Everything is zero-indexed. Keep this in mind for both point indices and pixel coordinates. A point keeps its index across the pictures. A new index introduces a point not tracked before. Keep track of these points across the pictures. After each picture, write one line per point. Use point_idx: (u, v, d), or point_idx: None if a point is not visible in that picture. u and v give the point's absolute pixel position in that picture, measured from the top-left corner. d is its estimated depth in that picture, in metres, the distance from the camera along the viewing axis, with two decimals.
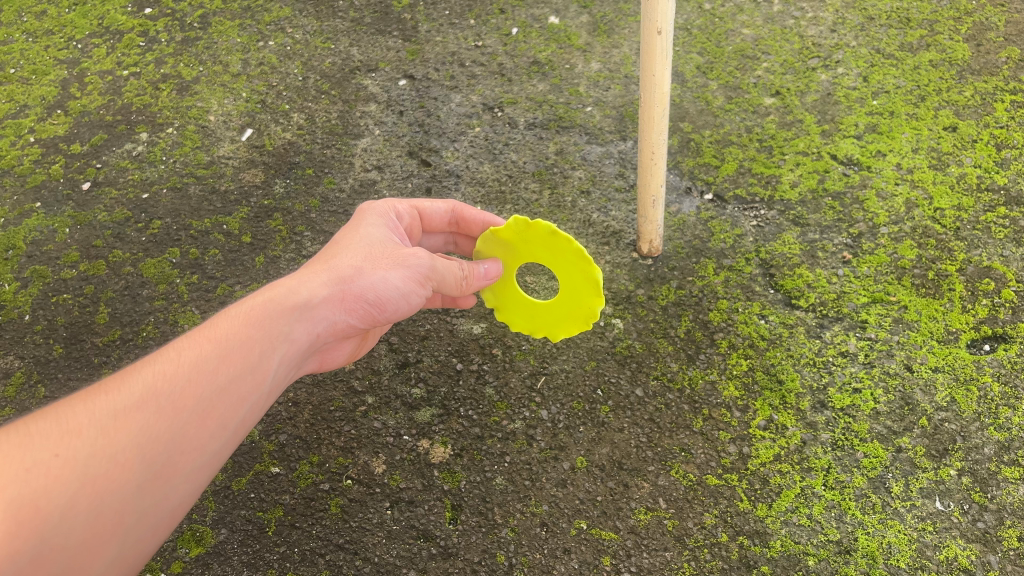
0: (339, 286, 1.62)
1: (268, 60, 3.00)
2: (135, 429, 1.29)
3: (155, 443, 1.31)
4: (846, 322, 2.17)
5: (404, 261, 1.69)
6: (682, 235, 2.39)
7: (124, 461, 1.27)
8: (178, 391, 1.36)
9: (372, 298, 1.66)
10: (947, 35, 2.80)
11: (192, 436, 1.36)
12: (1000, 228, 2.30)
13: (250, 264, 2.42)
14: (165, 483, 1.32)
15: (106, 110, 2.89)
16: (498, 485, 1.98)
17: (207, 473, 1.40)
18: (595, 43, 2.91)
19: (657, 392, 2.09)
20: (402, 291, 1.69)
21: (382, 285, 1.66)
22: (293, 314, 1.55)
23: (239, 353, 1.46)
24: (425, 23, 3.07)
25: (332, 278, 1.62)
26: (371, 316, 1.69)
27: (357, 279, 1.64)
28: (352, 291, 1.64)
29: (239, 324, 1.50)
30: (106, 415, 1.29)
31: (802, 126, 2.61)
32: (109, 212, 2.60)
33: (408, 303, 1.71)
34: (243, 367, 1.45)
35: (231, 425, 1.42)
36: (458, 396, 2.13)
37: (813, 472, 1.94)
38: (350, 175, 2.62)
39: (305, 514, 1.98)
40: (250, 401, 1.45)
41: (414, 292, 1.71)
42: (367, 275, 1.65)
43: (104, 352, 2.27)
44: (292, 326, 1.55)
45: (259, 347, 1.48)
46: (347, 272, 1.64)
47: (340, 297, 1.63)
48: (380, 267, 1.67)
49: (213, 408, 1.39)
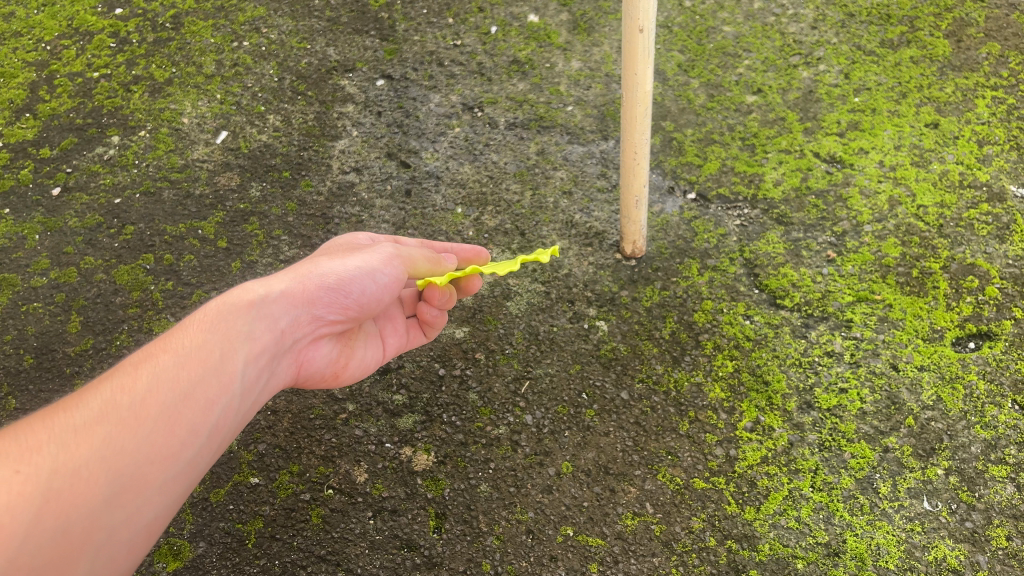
0: (296, 279, 1.62)
1: (243, 61, 2.94)
2: (96, 442, 1.26)
3: (120, 455, 1.28)
4: (831, 322, 2.16)
5: (359, 248, 1.73)
6: (666, 235, 2.37)
7: (88, 475, 1.24)
8: (138, 401, 1.33)
9: (334, 282, 1.65)
10: (928, 31, 2.80)
11: (159, 445, 1.33)
12: (983, 225, 2.30)
13: (226, 270, 2.37)
14: (136, 495, 1.29)
15: (76, 113, 2.82)
16: (483, 492, 1.95)
17: (182, 482, 1.37)
18: (575, 42, 2.88)
19: (642, 395, 2.06)
20: (364, 270, 1.69)
21: (341, 268, 1.67)
22: (252, 312, 1.53)
23: (199, 357, 1.42)
24: (403, 22, 3.02)
25: (289, 275, 1.63)
26: (339, 303, 1.67)
27: (314, 269, 1.65)
28: (311, 281, 1.64)
29: (197, 330, 1.46)
30: (65, 432, 1.25)
31: (785, 123, 2.59)
32: (80, 218, 2.54)
33: (374, 282, 1.71)
34: (205, 370, 1.42)
35: (202, 430, 1.39)
36: (441, 402, 2.09)
37: (801, 473, 1.92)
38: (328, 177, 2.58)
39: (286, 525, 1.93)
40: (219, 404, 1.42)
41: (378, 270, 1.72)
42: (323, 265, 1.66)
43: (77, 362, 2.22)
44: (252, 324, 1.52)
45: (219, 348, 1.45)
46: (303, 268, 1.66)
47: (300, 289, 1.62)
48: (335, 256, 1.70)
49: (178, 414, 1.36)
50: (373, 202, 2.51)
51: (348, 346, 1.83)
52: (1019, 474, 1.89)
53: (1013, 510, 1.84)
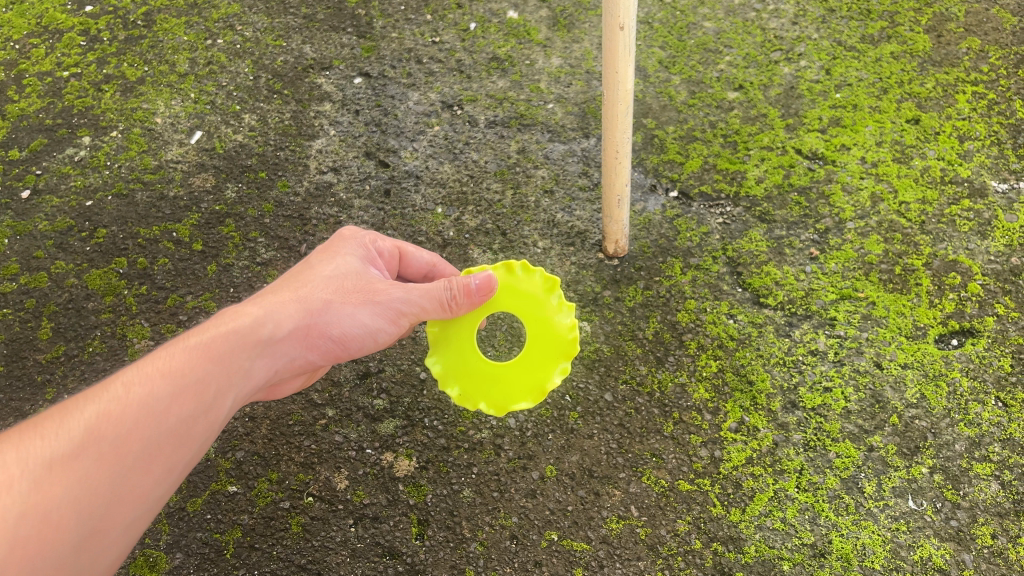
0: (304, 320, 1.59)
1: (217, 59, 2.89)
2: (73, 483, 1.25)
3: (93, 498, 1.28)
4: (814, 320, 2.14)
5: (376, 298, 1.64)
6: (648, 234, 2.35)
7: (59, 520, 1.23)
8: (124, 438, 1.32)
9: (336, 334, 1.62)
10: (908, 26, 2.79)
11: (136, 485, 1.34)
12: (965, 221, 2.30)
13: (201, 273, 2.33)
14: (103, 537, 1.31)
15: (45, 113, 2.76)
16: (466, 497, 1.92)
17: (148, 518, 1.39)
18: (555, 38, 2.85)
19: (626, 397, 2.04)
20: (368, 328, 1.64)
21: (349, 322, 1.62)
22: (254, 349, 1.52)
23: (194, 393, 1.42)
24: (380, 19, 2.98)
25: (300, 311, 1.59)
26: (335, 352, 1.65)
27: (325, 313, 1.61)
28: (318, 325, 1.60)
29: (195, 358, 1.45)
30: (42, 466, 1.24)
31: (766, 120, 2.58)
32: (50, 221, 2.48)
33: (375, 339, 1.67)
34: (196, 408, 1.42)
35: (179, 468, 1.41)
36: (422, 406, 2.06)
37: (786, 474, 1.91)
38: (305, 177, 2.53)
39: (266, 534, 1.90)
40: (200, 442, 1.43)
41: (383, 330, 1.66)
42: (335, 309, 1.62)
43: (48, 370, 2.17)
44: (252, 361, 1.51)
45: (215, 386, 1.45)
46: (316, 304, 1.61)
47: (304, 330, 1.59)
48: (349, 303, 1.63)
49: (161, 453, 1.37)
50: (351, 202, 2.47)
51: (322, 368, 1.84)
52: (1003, 472, 1.89)
53: (997, 508, 1.84)
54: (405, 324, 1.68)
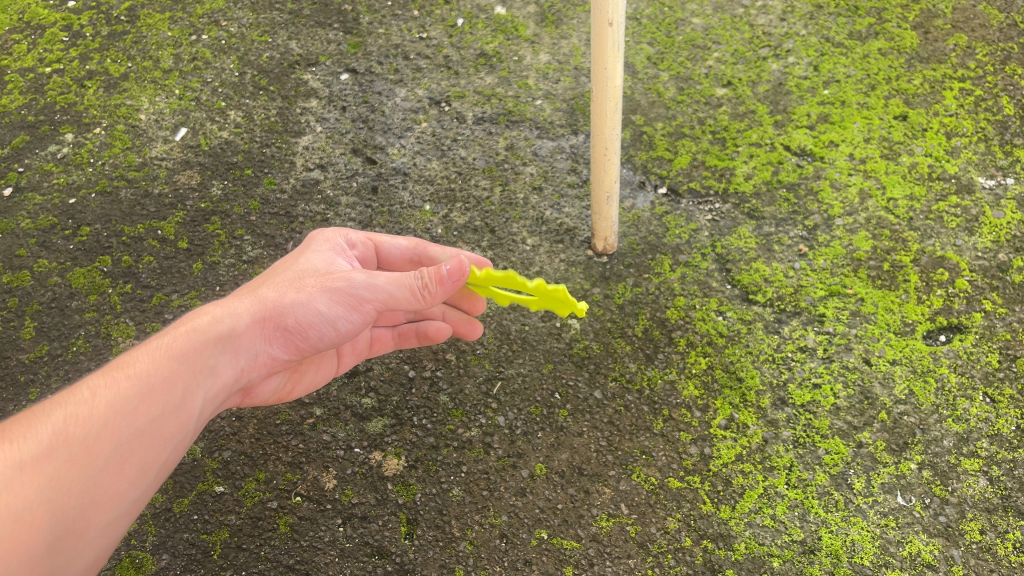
0: (262, 313, 1.59)
1: (202, 55, 2.86)
2: (44, 482, 1.28)
3: (66, 498, 1.30)
4: (803, 317, 2.14)
5: (333, 284, 1.61)
6: (637, 231, 2.34)
7: (33, 519, 1.26)
8: (92, 437, 1.35)
9: (293, 323, 1.61)
10: (895, 23, 2.79)
11: (107, 485, 1.36)
12: (952, 217, 2.30)
13: (187, 272, 2.30)
14: (76, 538, 1.33)
15: (27, 110, 2.72)
16: (455, 496, 1.91)
17: (124, 520, 1.41)
18: (543, 34, 2.84)
19: (616, 394, 2.04)
20: (328, 316, 1.62)
21: (306, 310, 1.60)
22: (216, 347, 1.53)
23: (161, 391, 1.44)
24: (367, 14, 2.96)
25: (256, 304, 1.60)
26: (296, 344, 1.64)
27: (281, 304, 1.60)
28: (274, 317, 1.60)
29: (160, 358, 1.47)
30: (13, 467, 1.27)
31: (755, 116, 2.58)
32: (33, 219, 2.45)
33: (336, 328, 1.64)
34: (164, 406, 1.44)
35: (151, 469, 1.43)
36: (411, 405, 2.05)
37: (775, 471, 1.91)
38: (292, 175, 2.51)
39: (253, 535, 1.88)
40: (171, 443, 1.45)
41: (343, 317, 1.63)
42: (291, 300, 1.60)
43: (31, 369, 2.15)
44: (215, 360, 1.53)
45: (181, 385, 1.47)
46: (271, 298, 1.61)
47: (262, 324, 1.59)
48: (305, 290, 1.61)
49: (131, 452, 1.39)
50: (339, 199, 2.45)
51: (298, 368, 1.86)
52: (991, 467, 1.89)
53: (986, 504, 1.85)
54: (369, 310, 1.64)
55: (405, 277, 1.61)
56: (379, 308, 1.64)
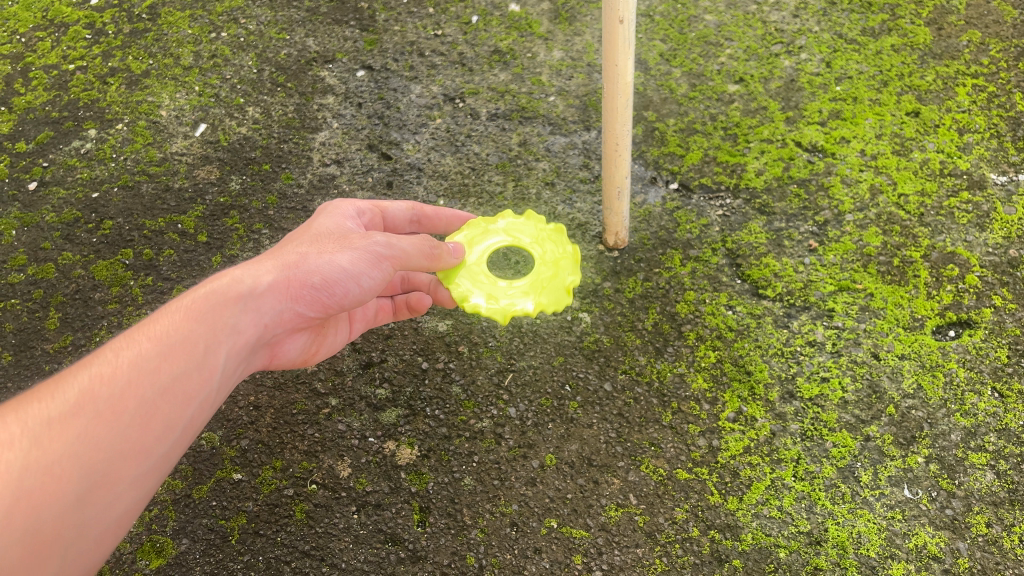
0: (283, 272, 1.61)
1: (221, 52, 2.91)
2: (71, 437, 1.31)
3: (95, 452, 1.33)
4: (813, 311, 2.16)
5: (352, 243, 1.66)
6: (648, 226, 2.37)
7: (61, 473, 1.29)
8: (117, 394, 1.37)
9: (319, 282, 1.63)
10: (909, 19, 2.80)
11: (134, 440, 1.38)
12: (963, 213, 2.31)
13: (206, 265, 2.35)
14: (106, 491, 1.34)
15: (52, 106, 2.78)
16: (467, 485, 1.94)
17: (154, 475, 1.43)
18: (557, 31, 2.86)
19: (626, 386, 2.07)
20: (351, 272, 1.65)
21: (330, 267, 1.63)
22: (237, 305, 1.54)
23: (182, 349, 1.46)
24: (383, 12, 3.00)
25: (278, 265, 1.61)
26: (322, 301, 1.66)
27: (303, 264, 1.62)
28: (298, 276, 1.62)
29: (180, 318, 1.49)
30: (40, 424, 1.31)
31: (767, 112, 2.59)
32: (57, 212, 2.51)
33: (360, 284, 1.67)
34: (186, 364, 1.46)
35: (178, 425, 1.44)
36: (424, 396, 2.09)
37: (783, 463, 1.93)
38: (309, 170, 2.55)
39: (270, 521, 1.93)
40: (196, 399, 1.46)
41: (366, 273, 1.67)
42: (313, 259, 1.63)
43: (56, 359, 2.20)
44: (236, 318, 1.54)
45: (203, 343, 1.48)
46: (293, 258, 1.63)
47: (285, 283, 1.61)
48: (326, 250, 1.65)
49: (156, 409, 1.41)
50: (354, 194, 2.49)
51: (320, 330, 1.90)
52: (998, 461, 1.90)
53: (992, 497, 1.86)
54: (387, 267, 1.69)
55: (421, 241, 1.72)
56: (396, 264, 1.70)
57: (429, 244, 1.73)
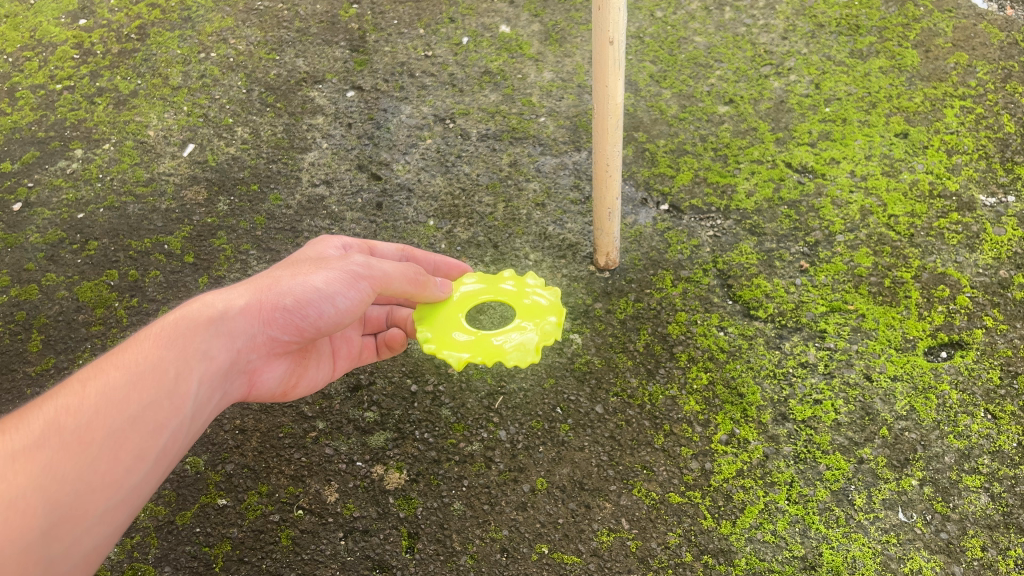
0: (257, 295, 1.61)
1: (210, 72, 2.90)
2: (36, 470, 1.28)
3: (61, 484, 1.30)
4: (804, 332, 2.15)
5: (327, 264, 1.67)
6: (639, 247, 2.36)
7: (25, 508, 1.25)
8: (84, 425, 1.35)
9: (291, 302, 1.62)
10: (896, 42, 2.82)
11: (103, 472, 1.35)
12: (953, 234, 2.31)
13: (193, 286, 2.32)
14: (74, 526, 1.31)
15: (38, 126, 2.76)
16: (456, 510, 1.91)
17: (125, 508, 1.40)
18: (547, 52, 2.87)
19: (617, 409, 2.04)
20: (325, 292, 1.64)
21: (302, 288, 1.63)
22: (208, 330, 1.54)
23: (152, 377, 1.44)
24: (373, 33, 3.00)
25: (251, 289, 1.62)
26: (295, 324, 1.65)
27: (276, 286, 1.63)
28: (271, 298, 1.62)
29: (150, 347, 1.48)
30: (4, 457, 1.27)
31: (756, 134, 2.60)
32: (42, 233, 2.48)
33: (336, 304, 1.66)
34: (157, 393, 1.44)
35: (149, 455, 1.42)
36: (413, 419, 2.06)
37: (776, 486, 1.91)
38: (297, 191, 2.54)
39: (255, 547, 1.89)
40: (168, 428, 1.44)
41: (341, 293, 1.66)
42: (286, 281, 1.63)
43: (37, 382, 2.16)
44: (207, 344, 1.54)
45: (173, 370, 1.47)
46: (266, 282, 1.64)
47: (258, 306, 1.62)
48: (300, 272, 1.65)
49: (126, 438, 1.38)
50: (343, 214, 2.47)
51: (302, 361, 1.87)
52: (993, 484, 1.88)
53: (987, 521, 1.84)
54: (365, 288, 1.68)
55: (404, 266, 1.73)
56: (376, 286, 1.70)
57: (412, 271, 1.73)
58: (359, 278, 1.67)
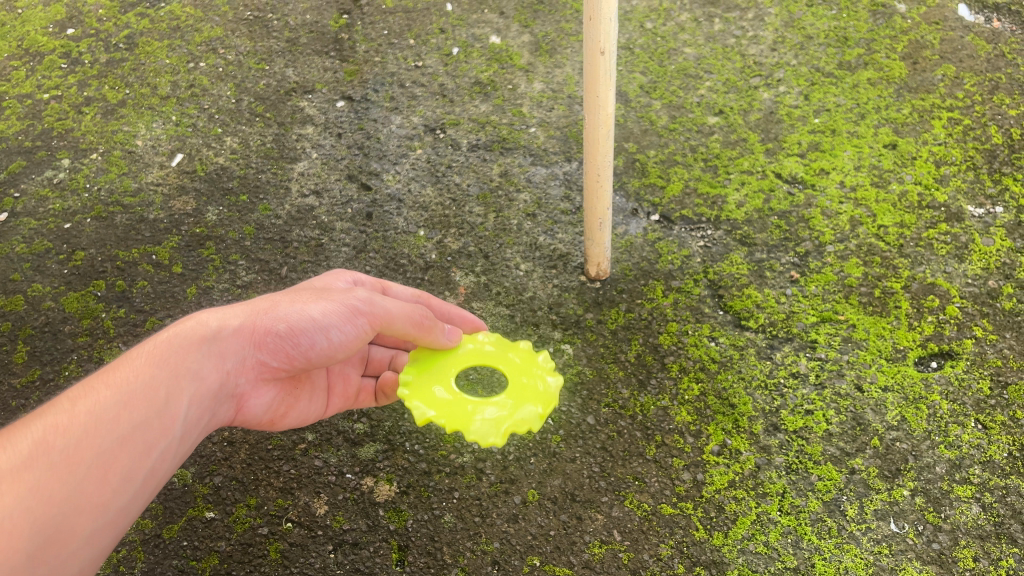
0: (251, 317, 1.61)
1: (199, 82, 2.89)
2: (24, 489, 1.26)
3: (48, 506, 1.28)
4: (795, 343, 2.15)
5: (328, 295, 1.66)
6: (630, 257, 2.36)
7: (11, 528, 1.23)
8: (73, 444, 1.33)
9: (285, 328, 1.62)
10: (884, 54, 2.84)
11: (91, 493, 1.33)
12: (942, 244, 2.32)
13: (181, 296, 2.30)
14: (60, 548, 1.29)
15: (24, 136, 2.74)
16: (447, 522, 1.90)
17: (111, 531, 1.38)
18: (537, 63, 2.88)
19: (608, 420, 2.03)
20: (321, 321, 1.63)
21: (298, 314, 1.62)
22: (200, 351, 1.53)
23: (144, 396, 1.43)
24: (363, 43, 3.00)
25: (246, 310, 1.61)
26: (288, 351, 1.64)
27: (272, 311, 1.62)
28: (265, 321, 1.61)
29: (142, 365, 1.47)
30: None
31: (746, 144, 2.61)
32: (28, 244, 2.45)
33: (330, 335, 1.65)
34: (147, 412, 1.42)
35: (137, 476, 1.40)
36: (403, 430, 2.04)
37: (768, 497, 1.90)
38: (287, 201, 2.52)
39: (243, 561, 1.86)
40: (157, 450, 1.43)
41: (337, 325, 1.65)
42: (282, 306, 1.62)
43: (23, 394, 2.14)
44: (199, 364, 1.53)
45: (164, 390, 1.46)
46: (262, 306, 1.63)
47: (251, 329, 1.60)
48: (298, 299, 1.64)
49: (115, 459, 1.36)
50: (333, 225, 2.46)
51: (295, 390, 1.82)
52: (984, 494, 1.88)
53: (978, 531, 1.83)
54: (363, 322, 1.67)
55: (410, 308, 1.71)
56: (376, 323, 1.69)
57: (417, 314, 1.71)
58: (357, 306, 1.66)
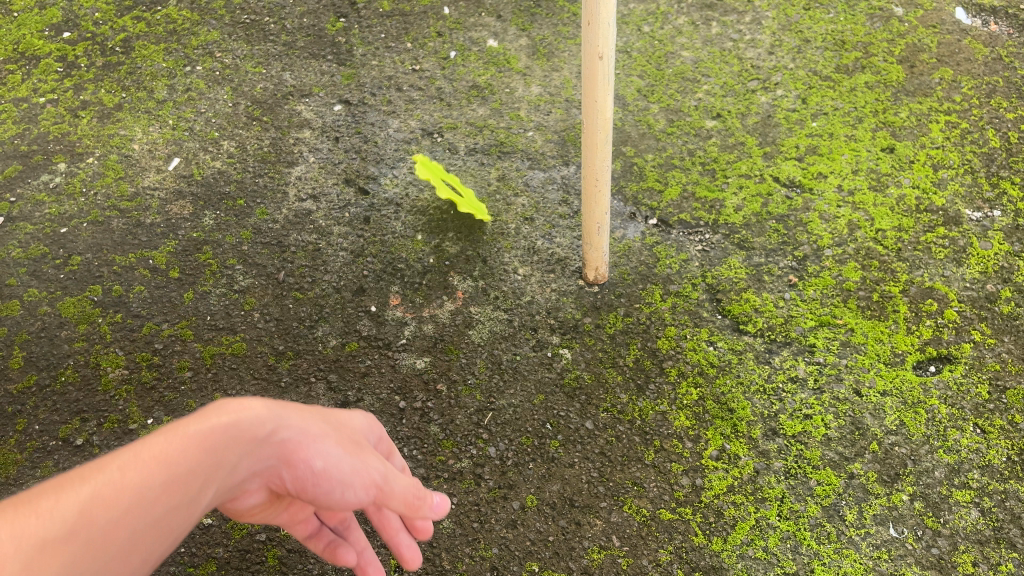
0: (295, 446, 1.13)
1: (196, 86, 2.89)
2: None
3: None
4: (794, 347, 2.15)
5: (369, 454, 1.23)
6: (628, 261, 2.36)
7: None
8: (105, 530, 0.91)
9: (303, 472, 1.15)
10: (882, 57, 2.85)
11: None
12: (940, 248, 2.33)
13: (178, 301, 2.28)
14: None
15: (21, 140, 2.72)
16: (445, 529, 1.89)
17: None
18: (535, 67, 2.89)
19: (607, 424, 2.02)
20: (346, 485, 1.19)
21: (325, 463, 1.16)
22: (243, 450, 1.06)
23: (188, 486, 0.99)
24: (360, 46, 3.01)
25: (300, 431, 1.14)
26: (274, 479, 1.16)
27: (304, 447, 1.14)
28: (295, 456, 1.14)
29: (192, 445, 1.00)
30: None
31: (744, 148, 2.62)
32: (24, 248, 2.43)
33: (339, 497, 1.20)
34: (198, 499, 1.01)
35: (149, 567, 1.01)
36: (401, 436, 2.03)
37: (767, 502, 1.89)
38: (284, 205, 2.52)
39: (241, 567, 1.86)
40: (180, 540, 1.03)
41: (355, 491, 1.21)
42: (320, 445, 1.15)
43: (18, 400, 2.10)
44: (238, 463, 1.06)
45: (203, 485, 1.01)
46: (315, 431, 1.15)
47: (271, 454, 1.11)
48: (329, 442, 1.16)
49: (142, 547, 0.97)
50: (331, 229, 2.46)
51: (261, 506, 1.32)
52: (983, 498, 1.87)
53: (978, 536, 1.82)
54: (365, 498, 1.23)
55: (415, 489, 1.28)
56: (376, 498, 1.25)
57: (414, 499, 1.27)
58: (386, 481, 1.23)
